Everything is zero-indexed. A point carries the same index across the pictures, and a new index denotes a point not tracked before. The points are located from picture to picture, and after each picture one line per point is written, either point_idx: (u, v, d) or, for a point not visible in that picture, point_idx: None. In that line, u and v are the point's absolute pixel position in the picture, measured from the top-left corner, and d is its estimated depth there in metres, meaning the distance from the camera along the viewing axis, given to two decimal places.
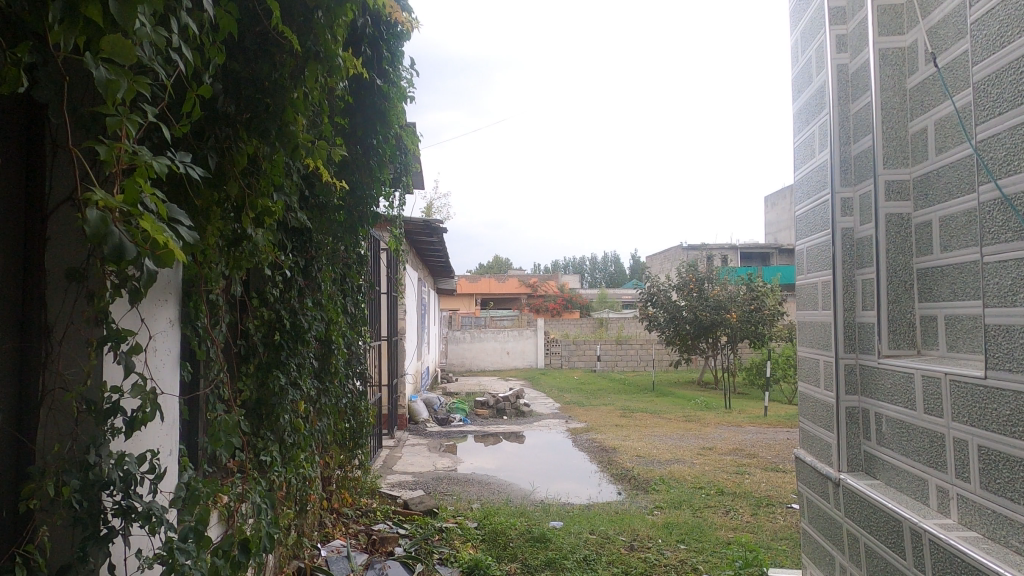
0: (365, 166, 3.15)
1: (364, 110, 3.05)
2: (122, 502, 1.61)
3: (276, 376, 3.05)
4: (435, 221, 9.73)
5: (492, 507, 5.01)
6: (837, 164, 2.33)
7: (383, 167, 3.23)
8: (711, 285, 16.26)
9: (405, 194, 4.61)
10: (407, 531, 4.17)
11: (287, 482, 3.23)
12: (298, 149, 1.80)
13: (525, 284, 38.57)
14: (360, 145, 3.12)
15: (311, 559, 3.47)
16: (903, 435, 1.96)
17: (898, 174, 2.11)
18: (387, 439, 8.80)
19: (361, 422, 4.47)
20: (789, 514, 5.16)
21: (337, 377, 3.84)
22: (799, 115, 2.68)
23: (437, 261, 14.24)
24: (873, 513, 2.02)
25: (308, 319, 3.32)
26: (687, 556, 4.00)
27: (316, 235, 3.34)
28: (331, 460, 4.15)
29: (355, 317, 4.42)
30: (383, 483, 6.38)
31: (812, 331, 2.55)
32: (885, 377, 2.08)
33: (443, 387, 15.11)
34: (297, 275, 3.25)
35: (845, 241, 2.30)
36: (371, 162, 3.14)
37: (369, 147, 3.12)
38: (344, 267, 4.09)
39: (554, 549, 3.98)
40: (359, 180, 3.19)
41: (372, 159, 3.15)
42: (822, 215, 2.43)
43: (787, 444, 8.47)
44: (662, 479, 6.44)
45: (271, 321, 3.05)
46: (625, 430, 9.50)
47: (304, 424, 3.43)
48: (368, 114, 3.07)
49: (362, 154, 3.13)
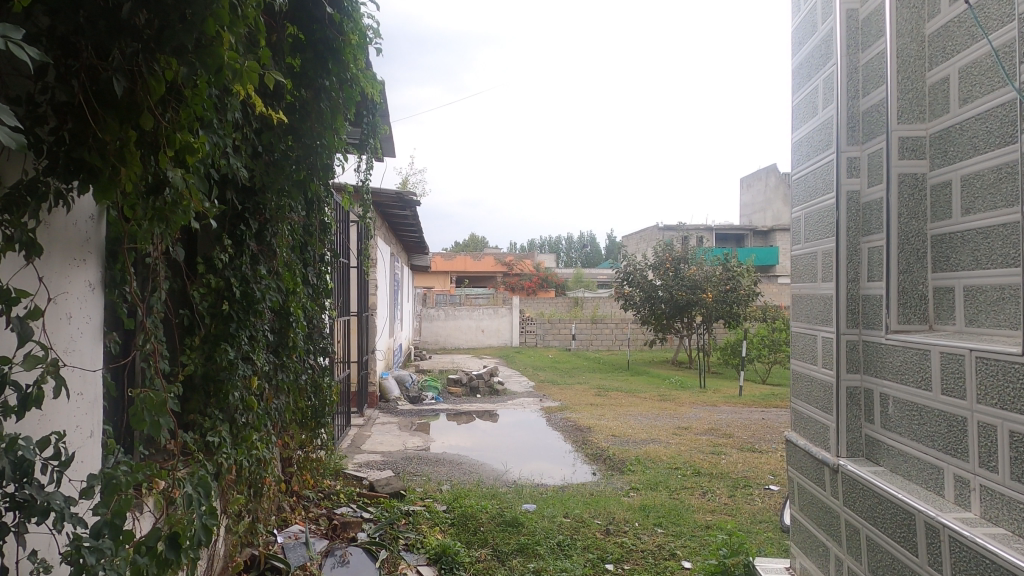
0: (315, 111, 2.90)
1: (313, 45, 2.81)
2: (16, 495, 1.35)
3: (224, 350, 2.77)
4: (408, 194, 9.41)
5: (462, 488, 4.81)
6: (844, 121, 2.11)
7: (337, 114, 2.96)
8: (688, 265, 16.17)
9: (372, 159, 4.34)
10: (372, 515, 3.94)
11: (239, 466, 2.97)
12: (224, 70, 1.52)
13: (501, 262, 38.31)
14: (312, 87, 2.86)
15: (266, 546, 3.23)
16: (914, 418, 1.77)
17: (914, 130, 1.90)
18: (356, 418, 8.56)
19: (325, 400, 4.21)
20: (768, 496, 5.04)
21: (296, 352, 3.57)
22: (799, 70, 2.45)
23: (410, 236, 13.91)
24: (878, 503, 1.83)
25: (262, 288, 3.02)
26: (665, 541, 3.84)
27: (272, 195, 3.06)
28: (290, 440, 3.91)
29: (318, 290, 4.15)
30: (349, 463, 6.15)
31: (809, 305, 2.35)
32: (893, 355, 1.89)
33: (416, 364, 14.89)
34: (249, 239, 2.96)
35: (850, 206, 2.09)
36: (323, 108, 2.90)
37: (320, 89, 2.87)
38: (305, 234, 3.82)
39: (527, 534, 3.79)
40: (310, 127, 2.92)
41: (324, 104, 2.90)
42: (825, 178, 2.21)
43: (763, 424, 8.40)
44: (638, 459, 6.30)
45: (219, 289, 2.78)
46: (600, 409, 9.37)
47: (258, 403, 3.17)
48: (318, 50, 2.82)
49: (313, 98, 2.88)
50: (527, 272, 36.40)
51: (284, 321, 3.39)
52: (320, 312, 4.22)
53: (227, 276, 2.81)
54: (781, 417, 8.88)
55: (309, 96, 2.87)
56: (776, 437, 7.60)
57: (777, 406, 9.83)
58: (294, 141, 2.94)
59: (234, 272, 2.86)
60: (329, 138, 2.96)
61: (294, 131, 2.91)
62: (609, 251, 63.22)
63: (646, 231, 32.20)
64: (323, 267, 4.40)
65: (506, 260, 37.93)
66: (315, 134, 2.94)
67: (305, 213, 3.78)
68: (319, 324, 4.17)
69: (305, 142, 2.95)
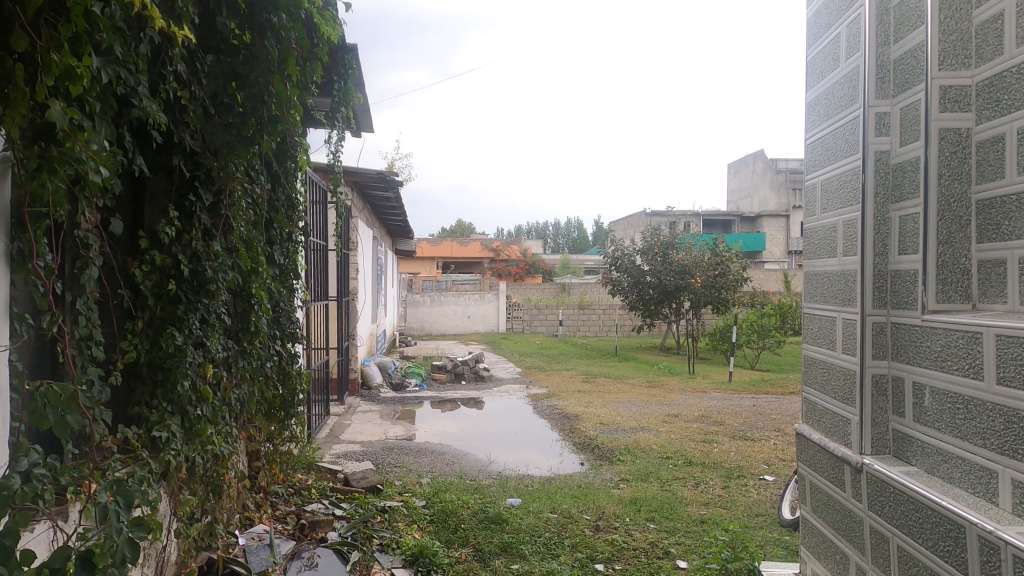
0: (262, 53, 2.53)
1: None
2: None
3: (170, 335, 2.47)
4: (390, 174, 9.05)
5: (443, 482, 4.55)
6: (872, 70, 1.85)
7: (290, 57, 2.61)
8: (676, 250, 15.98)
9: (344, 131, 4.06)
10: (345, 514, 3.67)
11: (192, 462, 2.68)
12: None
13: (488, 248, 38.00)
14: (257, 26, 2.50)
15: (225, 548, 2.96)
16: (959, 412, 1.51)
17: (958, 78, 1.63)
18: (336, 406, 8.28)
19: (294, 388, 3.93)
20: (763, 488, 4.83)
21: (260, 336, 3.28)
22: (817, 19, 2.19)
23: (393, 219, 13.55)
24: (914, 511, 1.58)
25: (216, 266, 2.70)
26: (658, 538, 3.60)
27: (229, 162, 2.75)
28: (255, 432, 3.62)
29: (286, 269, 3.83)
30: (326, 456, 5.86)
31: (825, 283, 2.09)
32: (931, 339, 1.63)
33: (400, 351, 14.60)
34: (201, 213, 2.65)
35: (879, 168, 1.83)
36: (270, 50, 2.52)
37: (266, 25, 2.51)
38: (269, 209, 3.52)
39: (511, 532, 3.54)
40: (253, 73, 2.56)
41: (272, 43, 2.54)
42: (850, 138, 1.94)
43: (754, 411, 8.21)
44: (627, 449, 6.07)
45: (165, 267, 2.48)
46: (587, 396, 9.14)
47: (214, 393, 2.87)
48: None
49: (258, 38, 2.51)
50: (514, 258, 36.14)
51: (243, 301, 3.09)
52: (289, 292, 3.92)
53: (175, 252, 2.50)
54: (772, 404, 8.70)
55: (254, 36, 2.50)
56: (768, 424, 7.41)
57: (768, 393, 9.66)
58: (242, 92, 2.59)
59: (184, 247, 2.55)
60: (278, 83, 2.58)
61: (237, 77, 2.55)
62: (597, 237, 63.01)
63: (634, 216, 32.02)
64: (293, 245, 4.08)
65: (493, 246, 37.61)
66: (263, 81, 2.59)
67: (269, 183, 3.47)
68: (288, 307, 3.86)
69: (252, 90, 2.60)
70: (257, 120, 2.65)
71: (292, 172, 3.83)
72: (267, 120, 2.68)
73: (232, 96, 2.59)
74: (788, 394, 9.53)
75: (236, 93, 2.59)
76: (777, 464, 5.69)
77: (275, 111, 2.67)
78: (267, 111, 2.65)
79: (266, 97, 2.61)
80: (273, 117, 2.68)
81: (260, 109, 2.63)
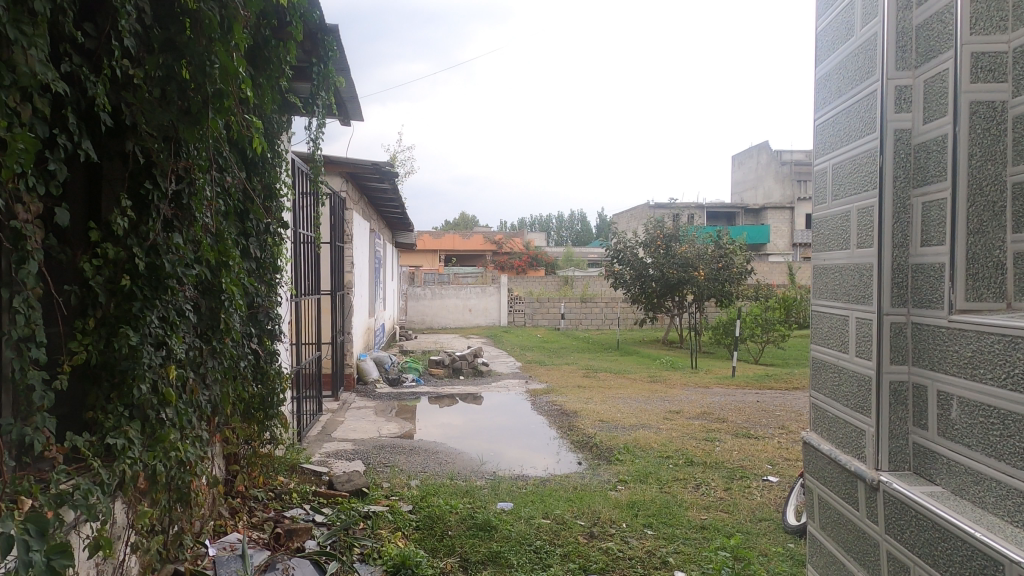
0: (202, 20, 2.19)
1: None
2: None
3: (124, 335, 2.28)
4: (384, 165, 8.84)
5: (433, 485, 4.37)
6: (891, 38, 1.64)
7: (235, 25, 2.29)
8: (679, 242, 15.74)
9: (322, 114, 3.93)
10: (326, 521, 3.48)
11: (151, 471, 2.48)
12: None
13: (490, 241, 37.78)
14: None
15: (192, 560, 2.81)
16: (993, 428, 1.31)
17: (992, 43, 1.41)
18: (330, 402, 8.12)
19: (272, 388, 3.75)
20: (767, 490, 4.63)
21: (231, 333, 3.09)
22: None
23: (391, 212, 13.35)
24: (940, 539, 1.39)
25: (176, 259, 2.50)
26: (655, 546, 3.41)
27: (190, 145, 2.53)
28: (231, 434, 3.44)
29: (264, 262, 3.63)
30: (315, 455, 5.68)
31: (835, 279, 1.89)
32: (961, 343, 1.43)
33: (399, 345, 14.44)
34: (160, 202, 2.45)
35: (899, 149, 1.62)
36: (210, 14, 2.18)
37: None
38: (244, 197, 3.33)
39: (500, 540, 3.36)
40: (193, 42, 2.23)
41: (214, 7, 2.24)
42: (866, 115, 1.73)
43: (758, 407, 8.00)
44: (626, 447, 5.88)
45: (119, 261, 2.28)
46: (587, 392, 8.95)
47: (178, 395, 2.68)
48: None
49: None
50: (516, 251, 35.93)
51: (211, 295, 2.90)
52: (268, 287, 3.72)
53: (130, 245, 2.30)
54: (776, 400, 8.50)
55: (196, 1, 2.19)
56: (772, 421, 7.20)
57: (772, 388, 9.45)
58: (187, 65, 2.29)
59: (141, 240, 2.35)
60: (222, 56, 2.24)
61: (175, 48, 2.24)
62: (601, 229, 62.70)
63: (637, 209, 31.78)
64: (273, 237, 3.89)
65: (495, 238, 37.37)
66: (205, 52, 2.26)
67: (242, 169, 3.26)
68: (266, 301, 3.67)
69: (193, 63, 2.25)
70: (203, 98, 2.32)
71: (267, 158, 3.62)
72: (211, 95, 2.34)
73: (176, 71, 2.29)
74: (793, 389, 9.33)
75: (181, 67, 2.28)
76: (782, 464, 5.49)
77: (221, 86, 2.34)
78: (211, 85, 2.30)
79: (209, 72, 2.26)
80: (219, 92, 2.34)
81: (206, 85, 2.29)
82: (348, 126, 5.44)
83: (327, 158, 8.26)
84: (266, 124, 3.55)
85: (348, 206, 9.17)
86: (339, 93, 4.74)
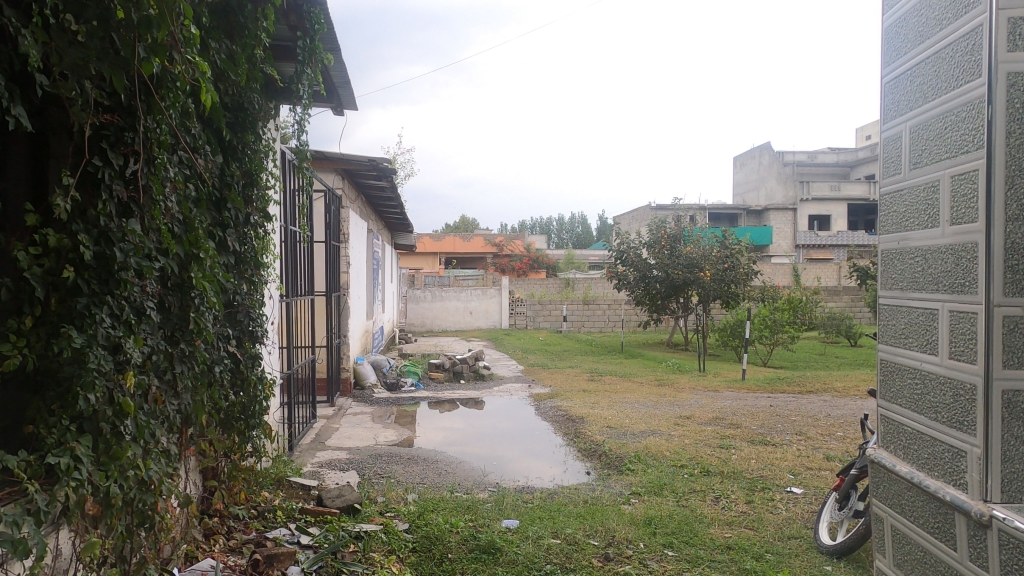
0: None
1: None
2: None
3: (65, 337, 1.94)
4: (381, 160, 8.49)
5: (431, 500, 4.03)
6: None
7: None
8: (684, 242, 15.42)
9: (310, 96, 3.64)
10: (312, 543, 3.13)
11: (103, 494, 2.14)
12: None
13: (491, 243, 37.45)
14: None
15: None
16: None
17: None
18: (325, 408, 7.79)
19: (255, 396, 3.42)
20: (792, 503, 4.29)
21: (203, 335, 2.75)
22: None
23: (390, 212, 13.04)
24: None
25: (133, 248, 2.16)
26: (678, 570, 3.07)
27: (141, 111, 2.18)
28: (208, 446, 3.11)
29: (243, 257, 3.30)
30: (307, 465, 5.34)
31: (918, 264, 1.57)
32: None
33: (398, 348, 14.11)
34: (112, 180, 2.11)
35: (1013, 97, 1.29)
36: None
37: None
38: (219, 184, 3.01)
39: (505, 564, 3.02)
40: None
41: None
42: (964, 60, 1.40)
43: (772, 412, 7.66)
44: (637, 456, 5.54)
45: (62, 249, 1.94)
46: (593, 396, 8.61)
47: (138, 405, 2.35)
48: None
49: None
50: (517, 253, 35.61)
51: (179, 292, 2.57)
52: (248, 284, 3.38)
53: (76, 231, 1.96)
54: (790, 404, 8.15)
55: None
56: (789, 427, 6.86)
57: (784, 391, 9.11)
58: None
59: (89, 225, 2.02)
60: None
61: None
62: (602, 232, 62.38)
63: (640, 210, 31.49)
64: (255, 230, 3.56)
65: (496, 241, 37.04)
66: None
67: (216, 151, 2.94)
68: (247, 300, 3.34)
69: None
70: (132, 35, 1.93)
71: (245, 142, 3.29)
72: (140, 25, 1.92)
73: None
74: (807, 393, 8.98)
75: None
76: (804, 473, 5.14)
77: (151, 13, 1.92)
78: (139, 11, 1.90)
79: None
80: (149, 20, 1.92)
81: (132, 10, 1.88)
82: (341, 115, 5.12)
83: (321, 153, 7.95)
84: (243, 103, 3.21)
85: (344, 205, 8.86)
86: (330, 76, 4.43)
